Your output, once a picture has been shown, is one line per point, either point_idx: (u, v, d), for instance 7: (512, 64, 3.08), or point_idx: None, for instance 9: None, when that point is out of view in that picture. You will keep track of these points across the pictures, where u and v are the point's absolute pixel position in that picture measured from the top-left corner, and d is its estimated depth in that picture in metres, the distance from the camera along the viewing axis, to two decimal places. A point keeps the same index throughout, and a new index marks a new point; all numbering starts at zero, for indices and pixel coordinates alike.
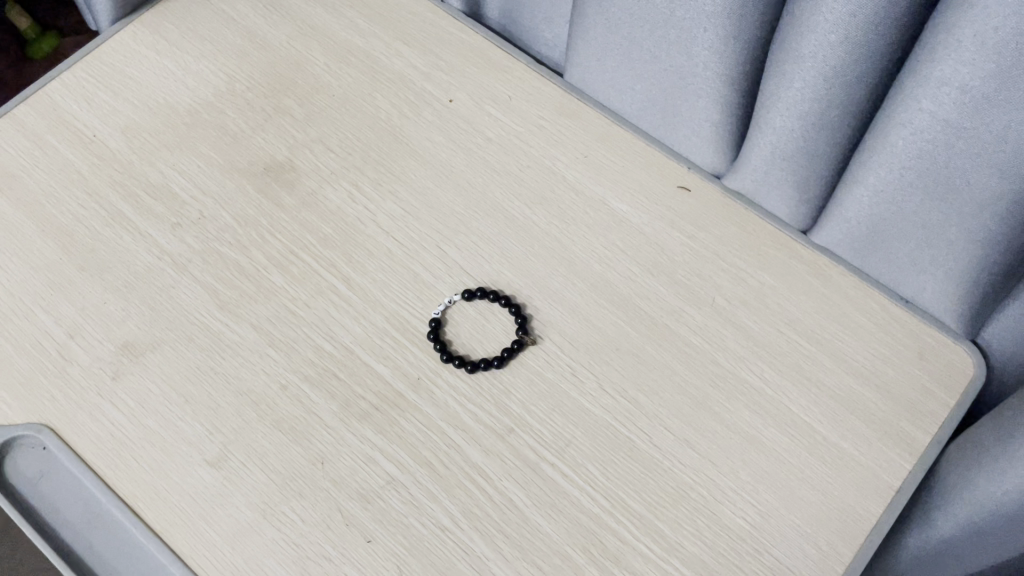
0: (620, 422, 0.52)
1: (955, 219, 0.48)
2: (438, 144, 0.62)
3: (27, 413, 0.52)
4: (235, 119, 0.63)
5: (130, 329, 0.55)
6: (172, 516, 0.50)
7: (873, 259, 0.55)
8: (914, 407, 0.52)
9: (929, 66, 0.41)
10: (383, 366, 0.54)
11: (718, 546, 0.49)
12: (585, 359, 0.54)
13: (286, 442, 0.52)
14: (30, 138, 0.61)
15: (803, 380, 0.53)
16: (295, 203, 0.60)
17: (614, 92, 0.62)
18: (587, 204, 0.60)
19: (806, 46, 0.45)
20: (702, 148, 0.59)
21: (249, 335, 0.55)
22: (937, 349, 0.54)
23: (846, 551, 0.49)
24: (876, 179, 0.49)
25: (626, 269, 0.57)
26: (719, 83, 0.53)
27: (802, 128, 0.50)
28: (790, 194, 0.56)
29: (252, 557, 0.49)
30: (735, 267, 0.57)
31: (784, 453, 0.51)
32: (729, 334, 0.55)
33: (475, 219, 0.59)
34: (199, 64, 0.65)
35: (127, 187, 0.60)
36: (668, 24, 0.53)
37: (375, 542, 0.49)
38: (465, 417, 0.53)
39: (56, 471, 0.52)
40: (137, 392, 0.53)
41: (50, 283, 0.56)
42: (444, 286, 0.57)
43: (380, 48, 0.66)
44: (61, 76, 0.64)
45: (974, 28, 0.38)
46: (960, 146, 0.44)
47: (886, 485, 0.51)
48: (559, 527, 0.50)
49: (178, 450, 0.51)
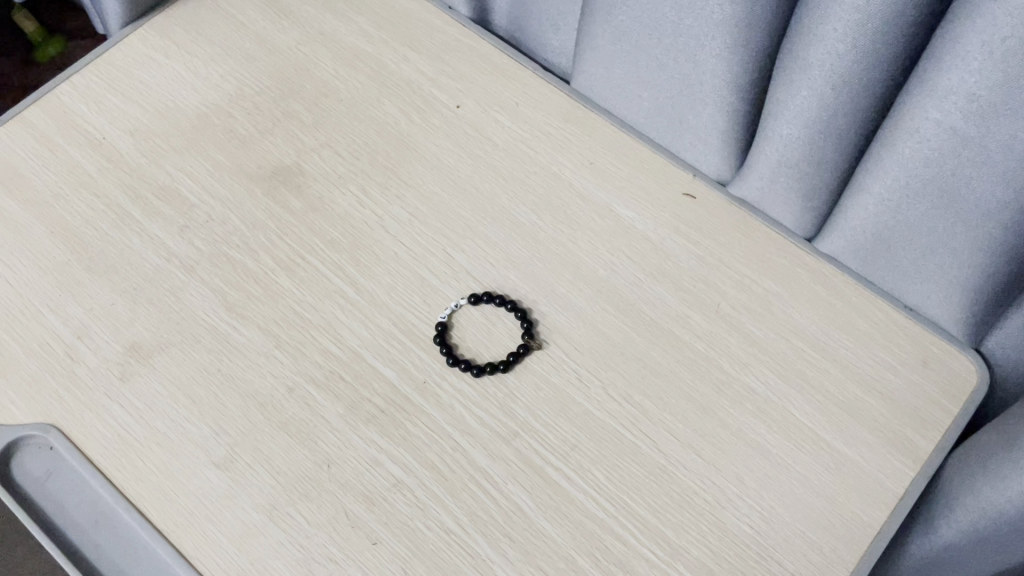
0: (626, 427, 0.53)
1: (960, 228, 0.48)
2: (444, 149, 0.62)
3: (34, 413, 0.53)
4: (243, 122, 0.63)
5: (137, 331, 0.55)
6: (179, 516, 0.50)
7: (877, 267, 0.56)
8: (918, 415, 0.53)
9: (937, 75, 0.42)
10: (389, 370, 0.54)
11: (722, 552, 0.49)
12: (590, 364, 0.55)
13: (292, 445, 0.52)
14: (39, 140, 0.61)
15: (808, 387, 0.54)
16: (303, 207, 0.60)
17: (620, 100, 0.62)
18: (593, 210, 0.60)
19: (814, 53, 0.46)
20: (708, 155, 0.59)
21: (257, 338, 0.55)
22: (940, 357, 0.54)
23: (850, 557, 0.49)
24: (882, 187, 0.49)
25: (630, 275, 0.58)
26: (725, 91, 0.54)
27: (809, 136, 0.51)
28: (795, 202, 0.56)
29: (256, 559, 0.49)
30: (741, 274, 0.57)
31: (789, 460, 0.52)
32: (734, 341, 0.55)
33: (481, 224, 0.60)
34: (208, 68, 0.65)
35: (136, 190, 0.60)
36: (676, 32, 0.53)
37: (380, 544, 0.49)
38: (471, 421, 0.53)
39: (63, 471, 0.52)
40: (144, 393, 0.53)
41: (58, 284, 0.57)
42: (450, 290, 0.57)
43: (388, 53, 0.66)
44: (71, 78, 0.64)
45: (981, 38, 0.39)
46: (967, 155, 0.44)
47: (891, 492, 0.51)
48: (563, 531, 0.50)
49: (185, 451, 0.52)
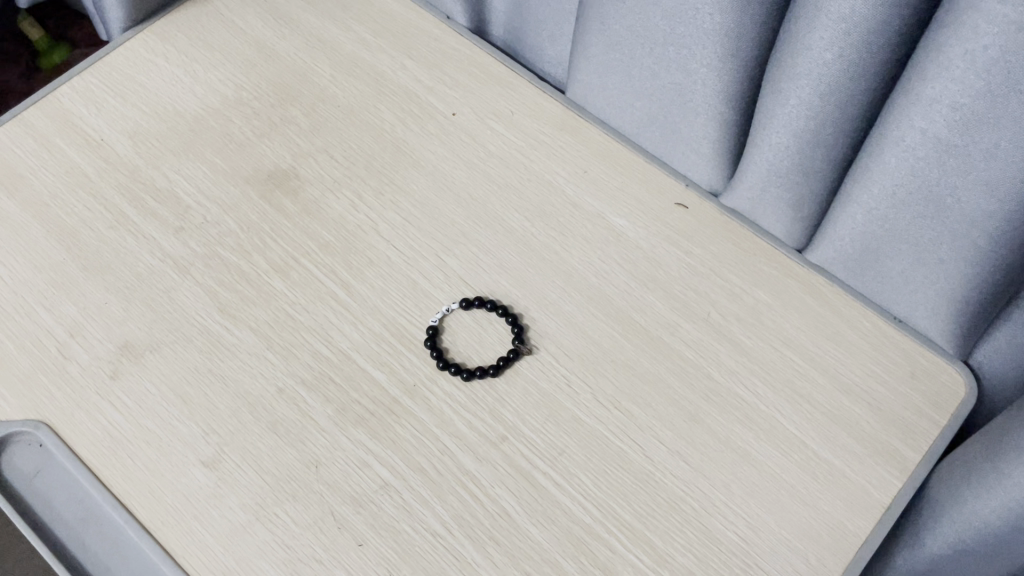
0: (614, 433, 0.53)
1: (946, 238, 0.49)
2: (439, 156, 0.63)
3: (25, 409, 0.53)
4: (241, 126, 0.64)
5: (130, 330, 0.55)
6: (165, 515, 0.50)
7: (866, 278, 0.56)
8: (906, 426, 0.53)
9: (921, 84, 0.42)
10: (379, 372, 0.55)
11: (707, 559, 0.49)
12: (580, 370, 0.55)
13: (282, 445, 0.52)
14: (38, 140, 0.62)
15: (796, 396, 0.54)
16: (298, 211, 0.61)
17: (613, 109, 0.62)
18: (585, 218, 0.60)
19: (802, 63, 0.46)
20: (700, 165, 0.60)
21: (248, 339, 0.55)
22: (928, 368, 0.54)
23: (836, 566, 0.49)
24: (869, 197, 0.50)
25: (621, 283, 0.58)
26: (716, 101, 0.54)
27: (799, 146, 0.51)
28: (785, 212, 0.57)
29: (241, 557, 0.49)
30: (731, 284, 0.57)
31: (776, 468, 0.52)
32: (723, 349, 0.55)
33: (474, 230, 0.60)
34: (207, 73, 0.66)
35: (133, 191, 0.61)
36: (668, 41, 0.54)
37: (366, 545, 0.49)
38: (459, 425, 0.53)
39: (52, 469, 0.52)
40: (135, 393, 0.53)
41: (53, 283, 0.57)
42: (442, 295, 0.58)
43: (386, 61, 0.67)
44: (71, 80, 0.65)
45: (964, 47, 0.39)
46: (951, 164, 0.44)
47: (877, 501, 0.51)
48: (549, 535, 0.50)
49: (174, 450, 0.52)
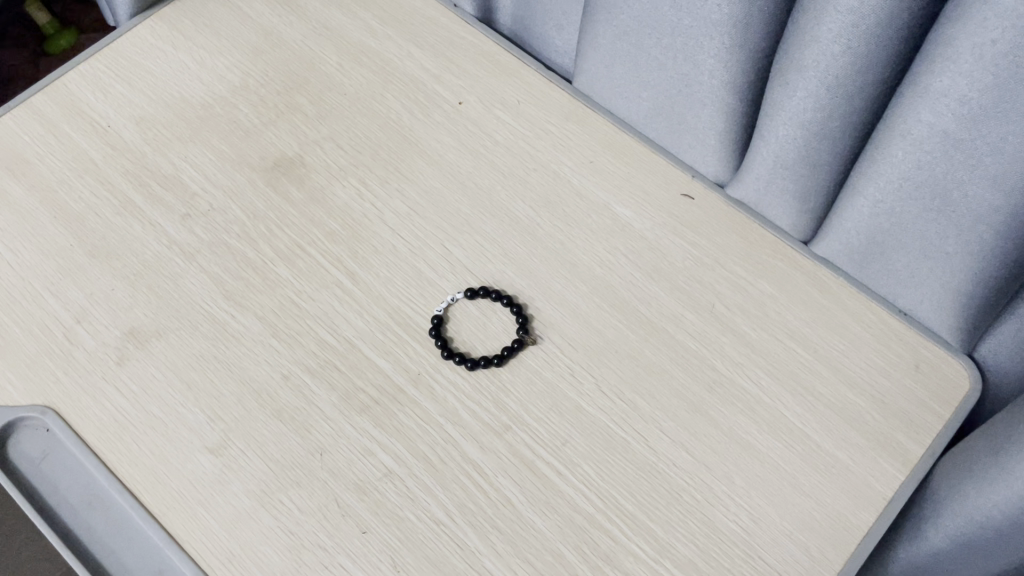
0: (617, 423, 0.53)
1: (952, 232, 0.48)
2: (446, 145, 0.63)
3: (32, 394, 0.53)
4: (247, 113, 0.64)
5: (136, 317, 0.56)
6: (170, 500, 0.50)
7: (871, 271, 0.56)
8: (909, 419, 0.53)
9: (929, 77, 0.42)
10: (383, 360, 0.55)
11: (709, 549, 0.49)
12: (583, 361, 0.55)
13: (286, 432, 0.52)
14: (45, 126, 0.62)
15: (799, 388, 0.54)
16: (303, 198, 0.61)
17: (620, 99, 0.62)
18: (591, 209, 0.60)
19: (810, 55, 0.46)
20: (707, 156, 0.60)
21: (254, 326, 0.56)
22: (933, 362, 0.54)
23: (837, 558, 0.49)
24: (876, 189, 0.50)
25: (627, 273, 0.58)
26: (723, 92, 0.54)
27: (805, 138, 0.51)
28: (791, 205, 0.57)
29: (246, 542, 0.49)
30: (737, 276, 0.57)
31: (778, 460, 0.52)
32: (727, 341, 0.55)
33: (479, 219, 0.60)
34: (214, 59, 0.66)
35: (139, 177, 0.61)
36: (675, 32, 0.54)
37: (369, 532, 0.49)
38: (463, 413, 0.53)
39: (58, 453, 0.52)
40: (141, 378, 0.54)
41: (59, 268, 0.57)
42: (447, 284, 0.58)
43: (392, 49, 0.67)
44: (78, 66, 0.65)
45: (972, 40, 0.39)
46: (958, 159, 0.44)
47: (880, 494, 0.51)
48: (551, 524, 0.50)
49: (179, 436, 0.52)
